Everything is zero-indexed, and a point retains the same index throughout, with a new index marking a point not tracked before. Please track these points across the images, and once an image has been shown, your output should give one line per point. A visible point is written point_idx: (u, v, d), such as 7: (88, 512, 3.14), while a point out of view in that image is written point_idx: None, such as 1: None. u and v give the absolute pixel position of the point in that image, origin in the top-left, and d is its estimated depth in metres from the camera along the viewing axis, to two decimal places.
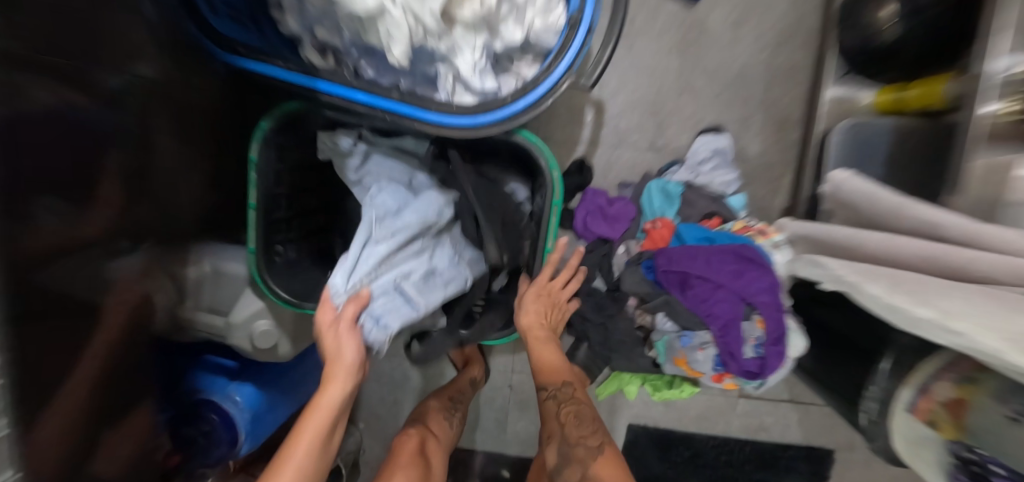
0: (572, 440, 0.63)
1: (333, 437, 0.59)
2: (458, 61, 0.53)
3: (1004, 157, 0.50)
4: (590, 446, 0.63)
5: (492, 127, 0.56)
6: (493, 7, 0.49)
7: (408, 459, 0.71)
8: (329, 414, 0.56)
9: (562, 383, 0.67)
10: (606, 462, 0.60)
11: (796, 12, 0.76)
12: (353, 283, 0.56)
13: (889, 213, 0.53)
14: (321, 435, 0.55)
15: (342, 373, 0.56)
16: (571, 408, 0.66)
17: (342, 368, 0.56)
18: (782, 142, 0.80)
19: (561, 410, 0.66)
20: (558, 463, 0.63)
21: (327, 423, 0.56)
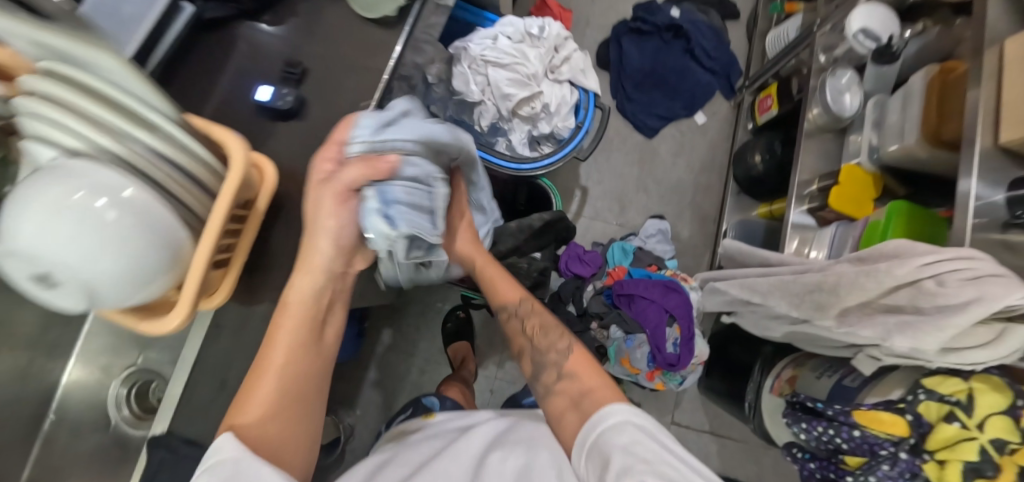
0: (542, 348, 0.61)
1: (324, 334, 0.56)
2: (511, 137, 0.94)
3: (807, 235, 0.89)
4: (558, 349, 0.59)
5: (528, 173, 0.91)
6: (537, 112, 0.92)
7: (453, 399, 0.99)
8: (305, 311, 0.53)
9: (519, 300, 0.64)
10: (578, 357, 0.58)
11: (712, 155, 1.23)
12: (377, 146, 0.51)
13: (748, 256, 0.90)
14: (297, 334, 0.53)
15: (314, 266, 0.52)
16: (535, 319, 0.63)
17: (318, 258, 0.52)
18: (703, 231, 1.20)
19: (526, 324, 0.63)
20: (535, 371, 0.60)
21: (306, 320, 0.54)
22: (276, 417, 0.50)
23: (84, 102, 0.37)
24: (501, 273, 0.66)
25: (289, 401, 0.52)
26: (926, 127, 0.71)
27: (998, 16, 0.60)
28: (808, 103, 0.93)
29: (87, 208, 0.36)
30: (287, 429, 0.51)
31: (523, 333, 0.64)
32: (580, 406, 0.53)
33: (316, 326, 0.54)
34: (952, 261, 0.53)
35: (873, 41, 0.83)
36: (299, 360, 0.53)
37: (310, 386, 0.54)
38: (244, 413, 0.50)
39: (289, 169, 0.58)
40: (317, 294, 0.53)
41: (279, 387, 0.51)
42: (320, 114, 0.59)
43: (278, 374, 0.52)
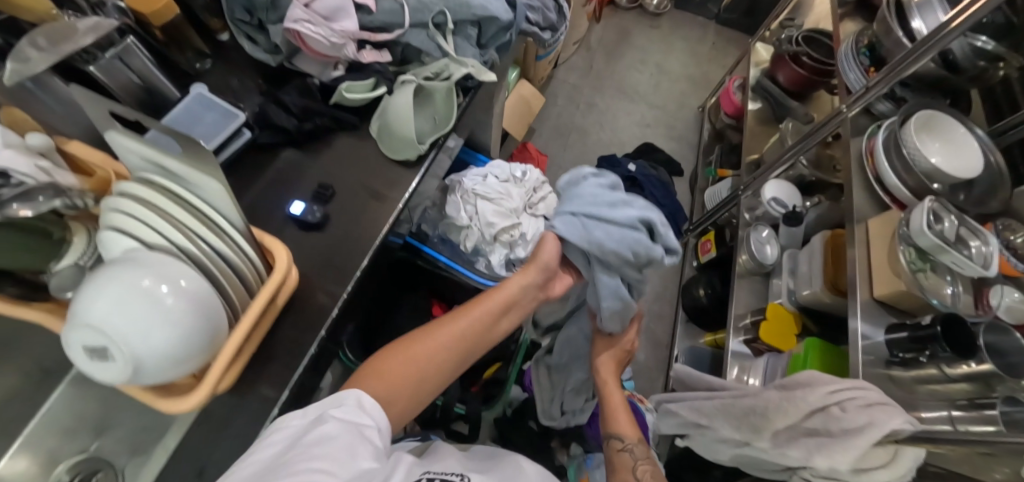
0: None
1: (503, 321, 0.68)
2: (491, 256, 1.04)
3: (743, 363, 1.02)
4: None
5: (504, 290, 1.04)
6: (513, 239, 1.04)
7: None
8: (506, 301, 0.67)
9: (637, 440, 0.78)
10: None
11: (662, 286, 1.39)
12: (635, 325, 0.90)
13: (696, 380, 1.01)
14: (494, 312, 0.66)
15: (535, 269, 0.69)
16: (647, 465, 0.75)
17: (547, 254, 0.69)
18: (656, 355, 1.30)
19: (638, 464, 0.74)
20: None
21: (497, 310, 0.66)
22: (410, 374, 0.58)
23: (175, 207, 0.47)
24: (625, 411, 0.83)
25: (426, 366, 0.60)
26: (827, 278, 0.90)
27: (865, 202, 0.82)
28: (739, 252, 1.12)
29: (154, 288, 0.44)
30: (400, 388, 0.57)
31: (632, 469, 0.74)
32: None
33: (493, 325, 0.66)
34: (850, 390, 0.66)
35: (782, 207, 1.07)
36: (467, 341, 0.64)
37: (445, 370, 0.62)
38: (388, 359, 0.59)
39: (305, 272, 0.66)
40: (515, 302, 0.68)
41: (453, 351, 0.62)
42: (340, 228, 0.70)
43: (448, 340, 0.62)
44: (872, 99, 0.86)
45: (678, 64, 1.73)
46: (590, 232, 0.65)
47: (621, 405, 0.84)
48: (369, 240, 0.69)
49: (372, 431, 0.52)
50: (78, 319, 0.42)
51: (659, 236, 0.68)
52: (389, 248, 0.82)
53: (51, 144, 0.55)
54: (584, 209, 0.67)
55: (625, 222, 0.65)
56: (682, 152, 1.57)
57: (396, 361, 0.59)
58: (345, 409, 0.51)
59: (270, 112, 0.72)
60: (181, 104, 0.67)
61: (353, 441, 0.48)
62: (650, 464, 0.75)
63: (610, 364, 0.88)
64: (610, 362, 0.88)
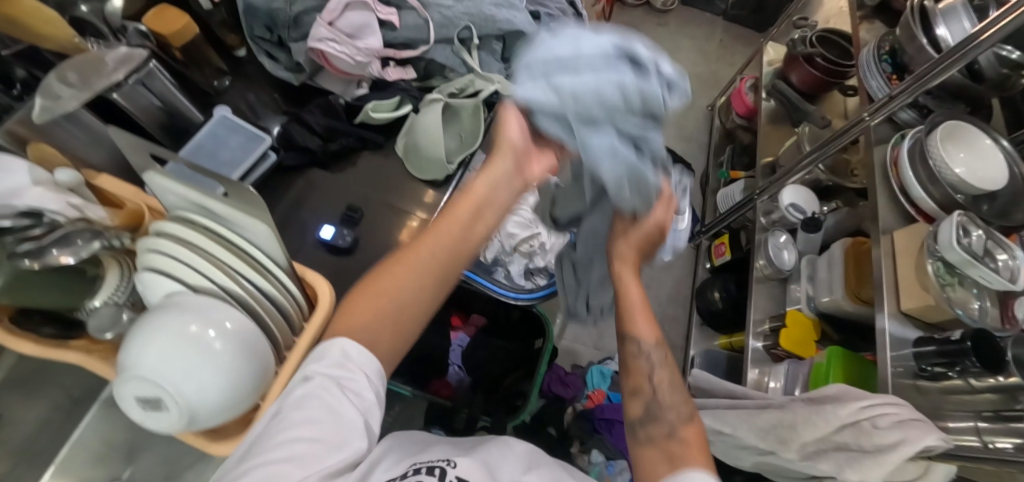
0: (664, 403, 0.54)
1: (479, 224, 0.57)
2: (510, 266, 1.05)
3: (762, 369, 1.03)
4: (680, 411, 0.54)
5: (524, 300, 1.04)
6: (532, 248, 1.03)
7: None
8: (479, 198, 0.57)
9: (653, 346, 0.58)
10: (692, 444, 0.50)
11: (674, 289, 1.41)
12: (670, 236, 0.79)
13: (718, 387, 1.02)
14: (467, 217, 0.56)
15: (508, 151, 0.57)
16: (664, 373, 0.58)
17: (513, 132, 0.56)
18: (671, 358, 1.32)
19: (654, 373, 0.57)
20: (644, 416, 0.54)
21: (471, 214, 0.57)
22: (385, 312, 0.51)
23: (220, 252, 0.47)
24: (642, 304, 0.62)
25: (406, 303, 0.53)
26: (848, 287, 0.91)
27: (888, 212, 0.82)
28: (755, 257, 1.12)
29: (202, 334, 0.43)
30: (382, 327, 0.51)
31: (648, 377, 0.57)
32: (676, 464, 0.48)
33: (471, 229, 0.57)
34: (882, 406, 0.67)
35: (801, 213, 1.08)
36: (446, 255, 0.55)
37: (426, 299, 0.54)
38: (357, 300, 0.52)
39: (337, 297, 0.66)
40: (486, 198, 0.57)
41: (433, 276, 0.54)
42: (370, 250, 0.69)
43: (425, 265, 0.54)
44: (894, 108, 0.86)
45: (686, 62, 1.72)
46: (557, 81, 0.46)
47: (641, 305, 0.62)
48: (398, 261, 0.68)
49: (360, 382, 0.48)
50: (130, 368, 0.42)
51: (647, 69, 0.47)
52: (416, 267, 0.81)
53: (80, 179, 0.53)
54: (542, 63, 0.47)
55: (596, 52, 0.46)
56: (692, 153, 1.58)
57: (364, 301, 0.52)
58: (327, 360, 0.47)
59: (295, 132, 0.70)
60: (205, 128, 0.66)
61: (332, 403, 0.45)
62: (671, 372, 0.58)
63: (633, 244, 0.64)
64: (647, 231, 0.63)
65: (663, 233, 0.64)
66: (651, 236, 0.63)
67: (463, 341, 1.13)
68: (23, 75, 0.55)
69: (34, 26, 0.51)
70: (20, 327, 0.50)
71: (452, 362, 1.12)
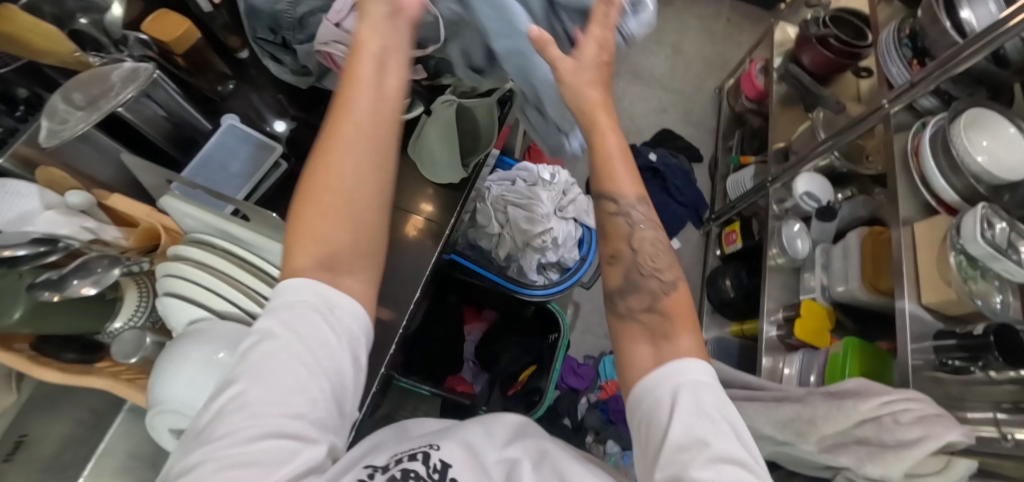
0: (644, 269, 0.52)
1: (387, 76, 0.46)
2: (522, 262, 1.04)
3: (776, 358, 1.04)
4: (662, 281, 0.51)
5: (539, 296, 1.04)
6: (545, 244, 1.03)
7: None
8: (378, 52, 0.46)
9: (633, 198, 0.52)
10: (678, 305, 0.49)
11: (685, 277, 1.42)
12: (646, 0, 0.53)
13: (732, 378, 1.02)
14: (372, 79, 0.46)
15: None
16: (648, 235, 0.53)
17: None
18: None
19: (638, 235, 0.53)
20: (622, 287, 0.51)
21: (376, 68, 0.46)
22: (339, 230, 0.42)
23: (242, 275, 0.47)
24: (618, 156, 0.53)
25: (356, 212, 0.43)
26: (865, 277, 0.90)
27: (907, 202, 0.81)
28: (768, 245, 1.12)
29: (230, 360, 0.43)
30: (341, 215, 0.43)
31: (627, 238, 0.53)
32: (660, 346, 0.45)
33: (381, 83, 0.46)
34: (903, 402, 0.68)
35: (815, 201, 1.07)
36: (371, 121, 0.45)
37: (370, 170, 0.44)
38: (303, 224, 0.42)
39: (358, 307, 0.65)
40: (381, 47, 0.46)
41: (357, 141, 0.44)
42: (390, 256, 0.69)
43: (351, 139, 0.44)
44: (916, 95, 0.84)
45: (694, 42, 1.68)
46: None
47: (617, 148, 0.52)
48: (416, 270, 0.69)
49: (335, 346, 0.39)
50: (162, 399, 0.41)
51: None
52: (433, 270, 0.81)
53: (93, 200, 0.52)
54: None
55: None
56: (700, 138, 1.56)
57: (311, 224, 0.42)
58: (290, 315, 0.39)
59: (306, 139, 0.69)
60: (214, 138, 0.64)
61: (304, 380, 0.37)
62: (659, 231, 0.54)
63: (591, 79, 0.51)
64: (589, 60, 0.51)
65: (607, 51, 0.52)
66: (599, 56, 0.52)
67: (477, 337, 1.16)
68: (26, 94, 0.53)
69: (33, 42, 0.49)
70: (43, 354, 0.50)
71: (466, 358, 1.15)
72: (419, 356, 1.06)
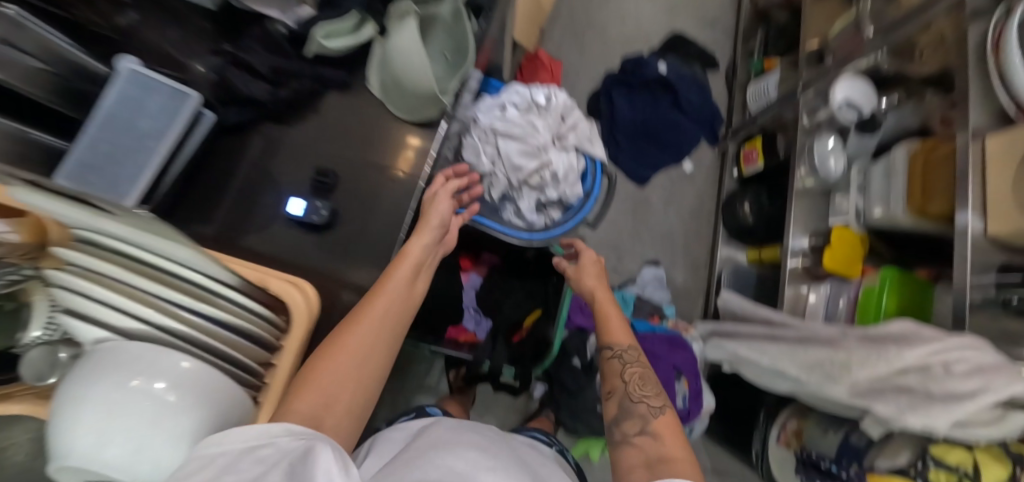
0: (633, 396, 0.59)
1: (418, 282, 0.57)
2: (520, 203, 0.92)
3: (803, 288, 0.95)
4: (653, 405, 0.57)
5: (538, 242, 0.91)
6: (545, 182, 0.90)
7: None
8: (415, 260, 0.56)
9: (630, 344, 0.65)
10: (666, 421, 0.55)
11: (699, 202, 1.32)
12: None
13: (752, 313, 0.95)
14: (407, 278, 0.55)
15: (430, 228, 0.59)
16: (636, 368, 0.62)
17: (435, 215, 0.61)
18: (695, 276, 1.27)
19: (627, 368, 0.62)
20: (618, 416, 0.57)
21: (414, 271, 0.56)
22: (353, 362, 0.48)
23: (140, 280, 0.37)
24: (617, 321, 0.68)
25: (372, 348, 0.50)
26: (912, 200, 0.78)
27: (976, 109, 0.68)
28: (795, 164, 0.99)
29: (149, 390, 0.35)
30: (352, 386, 0.47)
31: (620, 374, 0.62)
32: (655, 467, 0.49)
33: (413, 286, 0.55)
34: (957, 350, 0.59)
35: (855, 112, 0.92)
36: (395, 315, 0.52)
37: (387, 352, 0.51)
38: (325, 359, 0.47)
39: (335, 268, 0.61)
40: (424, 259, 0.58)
41: (383, 328, 0.51)
42: (361, 216, 0.62)
43: (382, 321, 0.51)
44: None
45: None
46: None
47: (619, 322, 0.69)
48: (381, 232, 0.62)
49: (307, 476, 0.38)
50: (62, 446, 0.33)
51: None
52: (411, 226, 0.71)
53: None
54: None
55: None
56: (716, 41, 1.37)
57: (332, 370, 0.46)
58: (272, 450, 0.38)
59: (235, 81, 0.59)
60: (113, 90, 0.50)
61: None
62: (644, 365, 0.63)
63: (593, 273, 0.76)
64: (590, 267, 0.77)
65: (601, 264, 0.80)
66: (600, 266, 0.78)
67: (477, 283, 1.06)
68: None
69: None
70: None
71: (467, 306, 1.04)
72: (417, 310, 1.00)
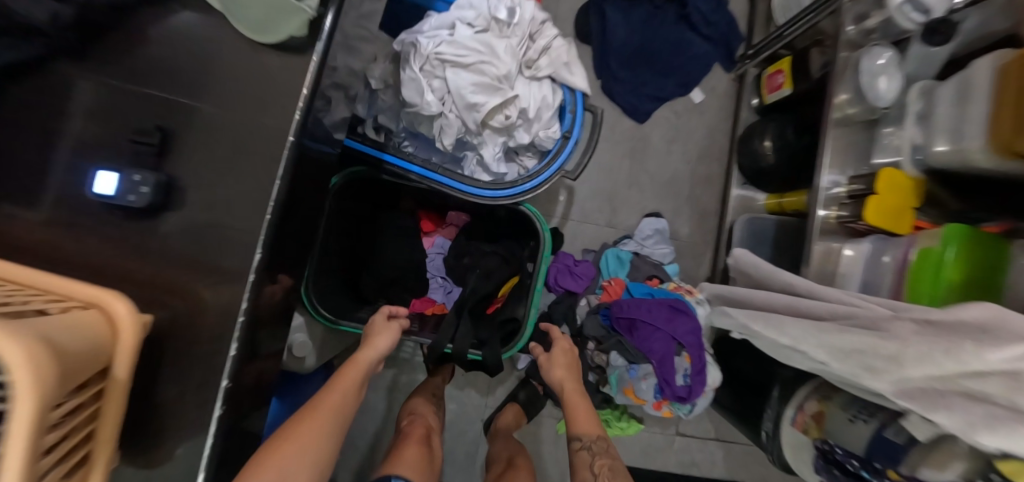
0: None
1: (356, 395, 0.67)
2: (483, 151, 0.74)
3: (835, 245, 0.77)
4: None
5: (505, 200, 0.73)
6: (512, 122, 0.71)
7: (415, 439, 0.83)
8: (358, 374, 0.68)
9: (597, 435, 0.72)
10: None
11: (710, 140, 1.12)
12: None
13: (768, 275, 0.78)
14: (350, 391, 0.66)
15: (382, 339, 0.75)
16: (605, 460, 0.69)
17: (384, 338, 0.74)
18: (703, 228, 1.10)
19: (595, 460, 0.69)
20: None
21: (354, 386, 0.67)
22: (285, 478, 0.51)
23: None
24: (585, 408, 0.76)
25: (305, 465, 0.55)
26: (997, 131, 0.58)
27: None
28: (834, 87, 0.78)
29: None
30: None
31: (589, 467, 0.69)
32: None
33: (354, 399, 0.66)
34: None
35: (921, 14, 0.71)
36: (335, 424, 0.61)
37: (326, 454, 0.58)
38: (254, 475, 0.50)
39: (177, 267, 0.40)
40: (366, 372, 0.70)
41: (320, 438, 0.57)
42: (211, 185, 0.41)
43: (324, 427, 0.59)
44: None
45: None
46: None
47: (585, 409, 0.77)
48: (240, 213, 0.41)
49: None
50: None
51: None
52: (314, 192, 0.52)
53: None
54: None
55: None
56: None
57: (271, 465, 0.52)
58: None
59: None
60: None
61: None
62: (610, 457, 0.70)
63: (561, 362, 0.83)
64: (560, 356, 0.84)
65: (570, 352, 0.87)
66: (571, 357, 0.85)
67: (443, 246, 0.91)
68: None
69: None
70: None
71: (433, 274, 0.91)
72: (369, 280, 0.85)
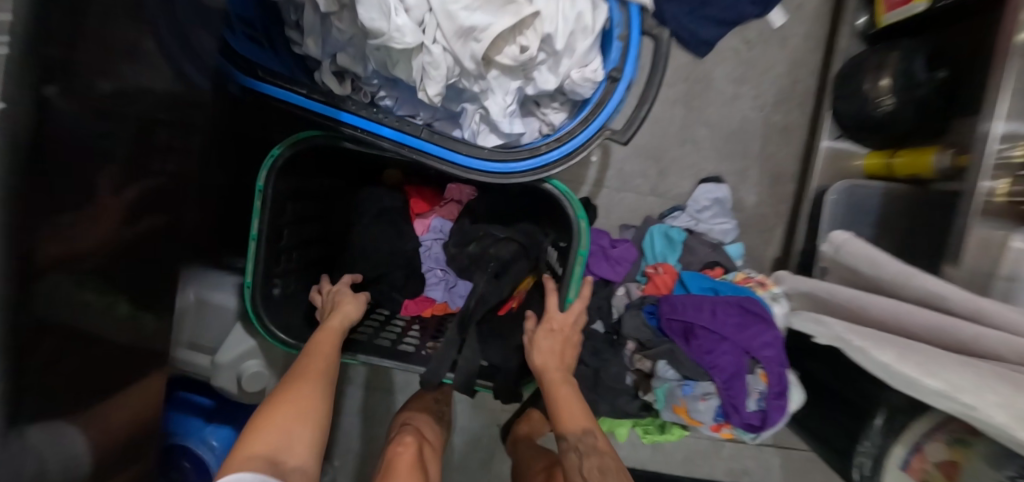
0: None
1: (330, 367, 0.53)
2: (489, 103, 0.50)
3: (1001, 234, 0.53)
4: None
5: (523, 176, 0.51)
6: (533, 55, 0.47)
7: (408, 467, 0.67)
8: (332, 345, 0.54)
9: (583, 432, 0.53)
10: None
11: (791, 78, 0.85)
12: None
13: (894, 277, 0.54)
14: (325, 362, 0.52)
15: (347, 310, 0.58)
16: (596, 461, 0.52)
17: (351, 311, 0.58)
18: (775, 195, 0.86)
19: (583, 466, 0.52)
20: None
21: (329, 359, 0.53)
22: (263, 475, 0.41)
23: None
24: (570, 396, 0.55)
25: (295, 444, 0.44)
26: None
27: None
28: None
29: None
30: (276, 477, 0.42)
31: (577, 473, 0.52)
32: None
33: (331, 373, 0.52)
34: None
35: None
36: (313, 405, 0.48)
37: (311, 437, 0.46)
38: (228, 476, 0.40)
39: None
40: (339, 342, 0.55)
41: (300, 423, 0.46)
42: None
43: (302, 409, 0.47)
44: None
45: None
46: None
47: (572, 398, 0.55)
48: None
49: None
50: None
51: None
52: (148, 181, 0.31)
53: None
54: None
55: None
56: None
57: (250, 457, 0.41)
58: None
59: None
60: None
61: None
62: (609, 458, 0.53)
63: (550, 342, 0.57)
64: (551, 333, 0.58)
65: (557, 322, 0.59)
66: (566, 332, 0.58)
67: (441, 230, 0.70)
68: None
69: None
70: None
71: (430, 267, 0.70)
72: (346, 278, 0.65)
